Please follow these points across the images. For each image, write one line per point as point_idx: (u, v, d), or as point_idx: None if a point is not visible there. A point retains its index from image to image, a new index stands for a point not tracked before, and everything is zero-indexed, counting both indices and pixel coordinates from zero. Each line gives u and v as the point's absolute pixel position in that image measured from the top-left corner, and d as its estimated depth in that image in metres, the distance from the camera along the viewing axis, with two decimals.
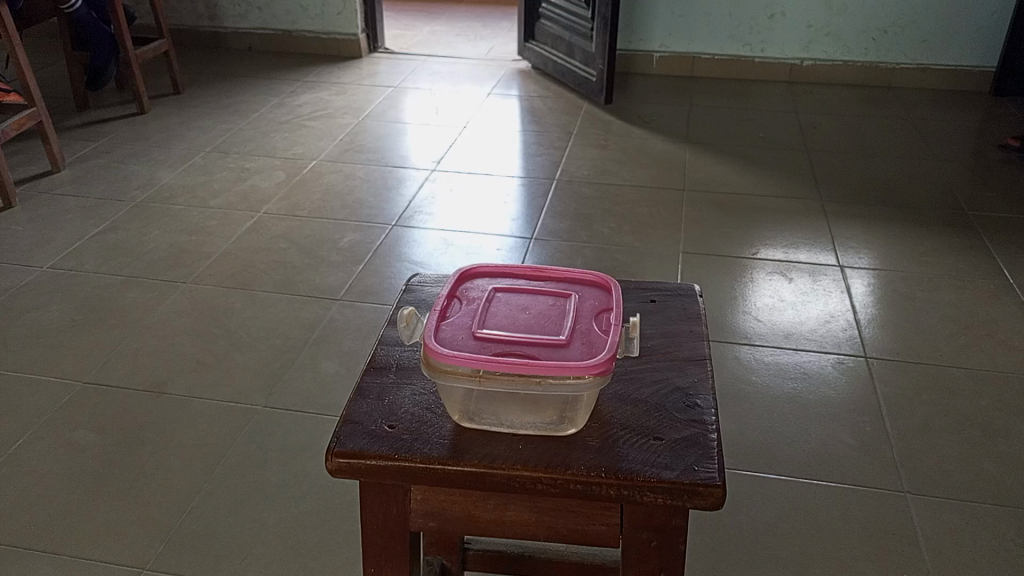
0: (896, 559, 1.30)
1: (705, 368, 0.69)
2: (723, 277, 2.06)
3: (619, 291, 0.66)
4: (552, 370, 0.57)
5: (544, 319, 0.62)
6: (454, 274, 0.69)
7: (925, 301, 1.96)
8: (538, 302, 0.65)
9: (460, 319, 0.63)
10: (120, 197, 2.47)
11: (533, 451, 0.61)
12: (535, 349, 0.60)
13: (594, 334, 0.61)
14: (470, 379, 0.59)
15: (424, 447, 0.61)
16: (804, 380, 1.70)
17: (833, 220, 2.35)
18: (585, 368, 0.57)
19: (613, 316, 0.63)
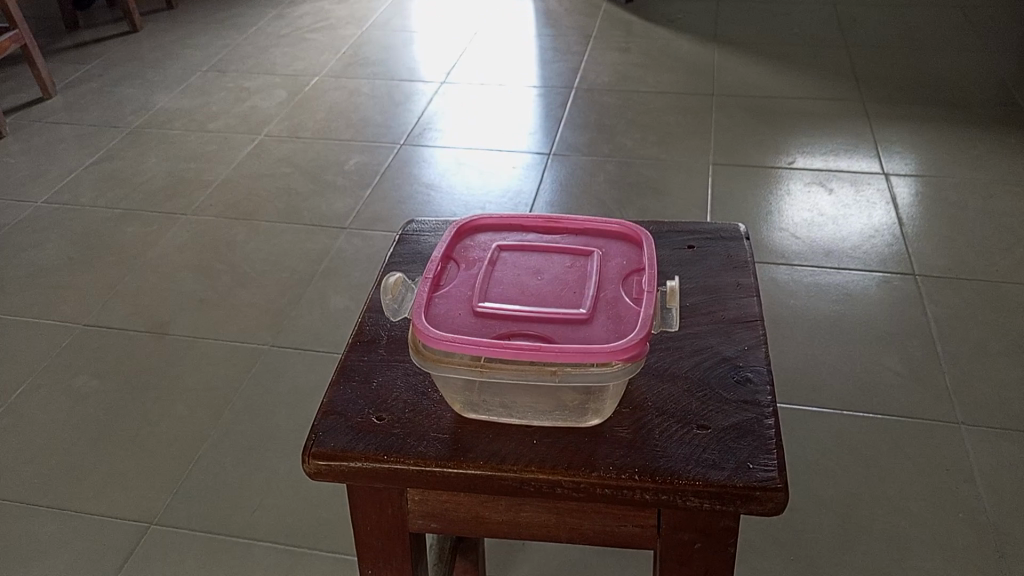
0: (950, 498, 1.21)
1: (757, 332, 0.58)
2: (753, 189, 1.92)
3: (652, 249, 0.54)
4: (572, 356, 0.46)
5: (560, 286, 0.51)
6: (451, 229, 0.57)
7: (978, 210, 1.81)
8: (553, 265, 0.53)
9: (456, 288, 0.52)
10: (115, 123, 2.34)
11: (549, 449, 0.50)
12: (548, 327, 0.49)
13: (622, 303, 0.50)
14: (469, 369, 0.48)
15: (419, 445, 0.51)
16: (846, 302, 1.57)
17: (876, 122, 2.17)
18: (610, 353, 0.46)
19: (645, 281, 0.51)
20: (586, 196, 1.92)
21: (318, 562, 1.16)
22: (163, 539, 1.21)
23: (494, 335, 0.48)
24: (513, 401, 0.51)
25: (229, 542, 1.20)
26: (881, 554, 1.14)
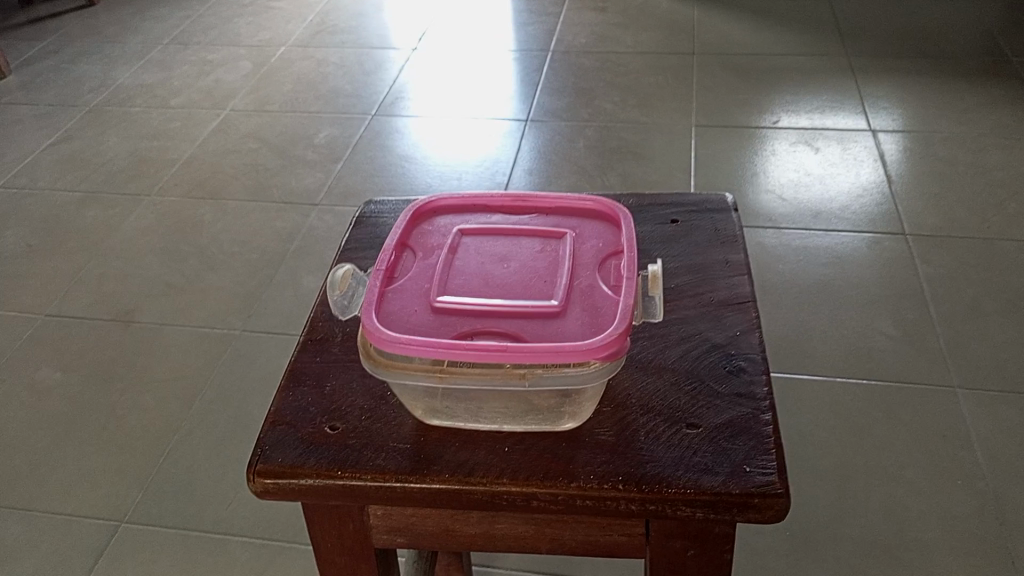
0: (947, 465, 1.17)
1: (749, 316, 0.53)
2: (737, 150, 1.86)
3: (631, 229, 0.51)
4: (541, 356, 0.43)
5: (530, 277, 0.48)
6: (411, 212, 0.55)
7: (967, 165, 1.76)
8: (521, 253, 0.51)
9: (413, 282, 0.49)
10: (73, 102, 2.25)
11: (522, 459, 0.45)
12: (517, 323, 0.46)
13: (599, 293, 0.47)
14: (427, 375, 0.44)
15: (376, 458, 0.46)
16: (835, 265, 1.53)
17: (861, 76, 2.11)
18: (585, 353, 0.43)
19: (624, 266, 0.49)
20: (565, 163, 1.85)
21: (296, 556, 1.12)
22: (134, 538, 1.15)
23: (455, 335, 0.45)
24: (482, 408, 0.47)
25: (202, 538, 1.15)
26: (879, 526, 1.11)
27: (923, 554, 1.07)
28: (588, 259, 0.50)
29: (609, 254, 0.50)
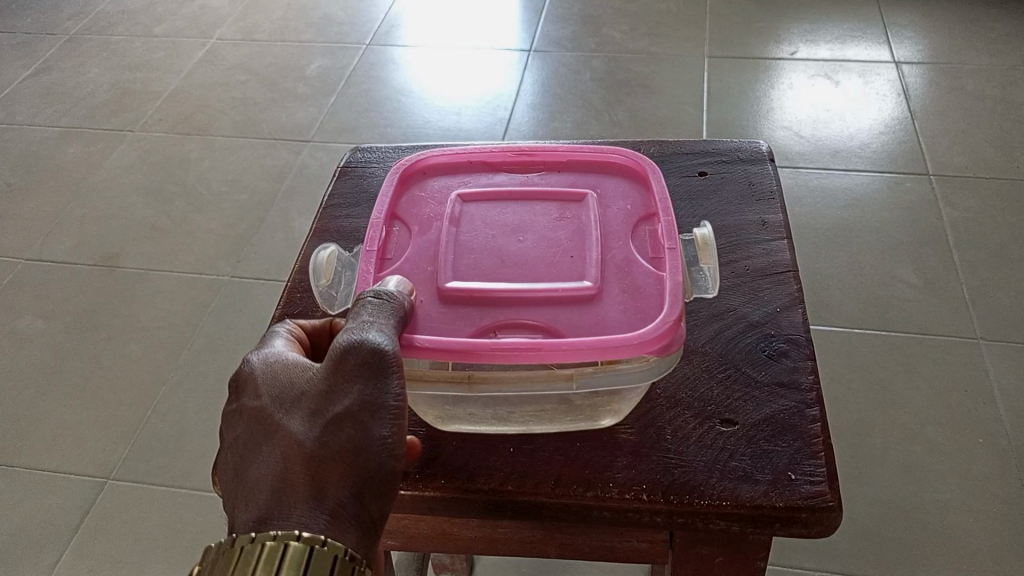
0: (968, 422, 1.12)
1: (788, 289, 0.53)
2: (752, 83, 1.76)
3: (664, 193, 0.51)
4: (586, 355, 0.43)
5: (554, 253, 0.48)
6: (401, 172, 0.55)
7: (995, 99, 1.67)
8: (540, 221, 0.51)
9: (417, 262, 0.49)
10: (51, 30, 2.13)
11: (543, 464, 0.45)
12: (551, 313, 0.45)
13: (637, 268, 0.47)
14: (454, 384, 0.44)
15: None
16: (855, 208, 1.45)
17: (884, 3, 1.99)
18: (636, 346, 0.43)
19: (662, 233, 0.49)
20: (569, 97, 1.75)
21: None
22: (121, 496, 1.11)
23: (474, 330, 0.45)
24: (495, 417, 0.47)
25: (193, 497, 1.10)
26: (896, 487, 1.06)
27: (941, 516, 1.03)
28: (619, 229, 0.50)
29: (640, 222, 0.51)
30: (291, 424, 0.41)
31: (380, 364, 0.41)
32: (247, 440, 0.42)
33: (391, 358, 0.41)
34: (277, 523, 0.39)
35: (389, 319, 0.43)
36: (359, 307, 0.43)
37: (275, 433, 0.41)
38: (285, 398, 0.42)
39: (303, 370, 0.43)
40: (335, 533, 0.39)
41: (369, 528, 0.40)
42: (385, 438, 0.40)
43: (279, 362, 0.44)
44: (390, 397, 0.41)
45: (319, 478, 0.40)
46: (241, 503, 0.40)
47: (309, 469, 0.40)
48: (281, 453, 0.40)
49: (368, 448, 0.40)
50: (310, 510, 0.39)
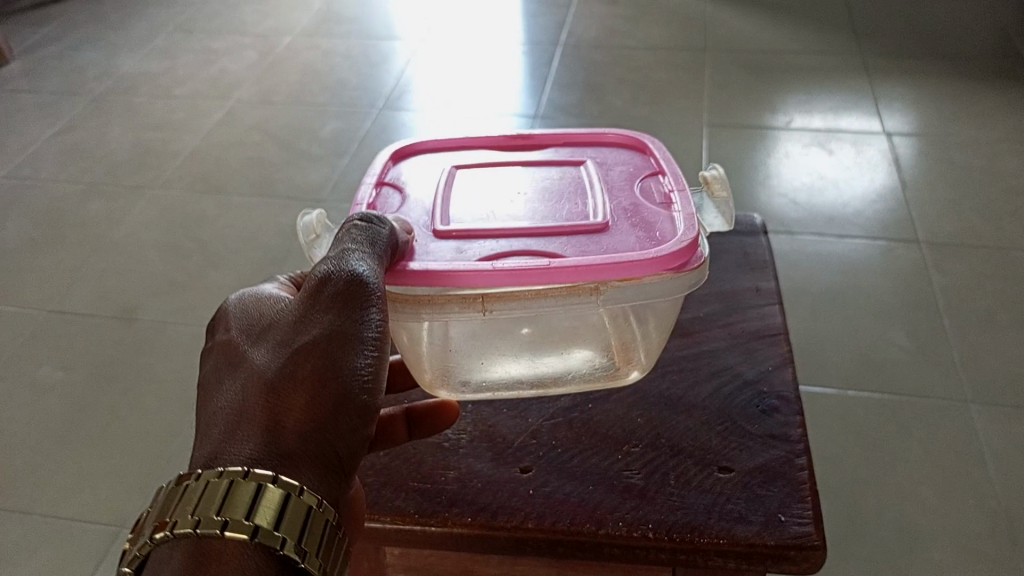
0: (960, 483, 1.16)
1: (778, 348, 0.62)
2: (749, 152, 1.83)
3: (662, 157, 0.65)
4: (606, 271, 0.54)
5: (563, 207, 0.60)
6: (399, 150, 0.69)
7: (983, 172, 1.73)
8: (553, 184, 0.64)
9: (434, 211, 0.61)
10: (76, 90, 2.22)
11: (563, 505, 0.52)
12: (568, 243, 0.57)
13: (642, 211, 0.60)
14: (475, 306, 0.55)
15: (420, 500, 0.53)
16: (848, 272, 1.51)
17: (875, 77, 2.08)
18: (666, 260, 0.54)
19: (662, 189, 0.62)
20: None
21: None
22: None
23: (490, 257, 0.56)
24: (490, 373, 0.61)
25: None
26: (891, 546, 1.09)
27: None
28: (623, 186, 0.63)
29: (641, 180, 0.64)
30: (256, 358, 0.46)
31: (355, 296, 0.47)
32: (214, 372, 0.47)
33: (361, 297, 0.47)
34: (231, 451, 0.43)
35: (371, 258, 0.50)
36: (342, 246, 0.50)
37: (242, 366, 0.46)
38: (256, 335, 0.48)
39: (275, 311, 0.49)
40: (296, 462, 0.43)
41: (337, 454, 0.45)
42: (358, 368, 0.45)
43: (254, 307, 0.50)
44: (363, 329, 0.46)
45: (281, 409, 0.44)
46: (202, 434, 0.45)
47: (269, 402, 0.44)
48: (245, 384, 0.45)
49: (337, 371, 0.45)
50: (269, 433, 0.44)
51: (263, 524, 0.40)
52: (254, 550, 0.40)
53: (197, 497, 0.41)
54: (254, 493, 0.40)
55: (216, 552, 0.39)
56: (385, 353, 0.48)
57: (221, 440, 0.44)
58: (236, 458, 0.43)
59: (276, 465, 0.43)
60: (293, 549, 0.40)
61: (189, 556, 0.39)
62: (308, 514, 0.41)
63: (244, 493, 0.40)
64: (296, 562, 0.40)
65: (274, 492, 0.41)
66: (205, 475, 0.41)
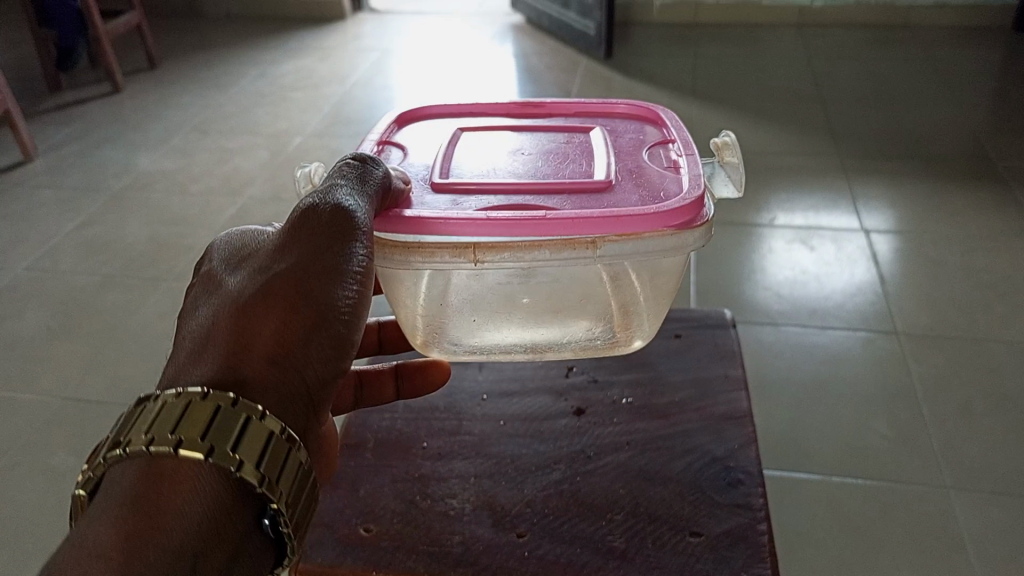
0: (941, 567, 1.20)
1: (744, 429, 0.70)
2: (736, 247, 1.93)
3: (672, 129, 0.77)
4: (606, 225, 0.63)
5: (571, 173, 0.72)
6: (415, 111, 0.84)
7: (958, 267, 1.83)
8: (566, 151, 0.76)
9: (448, 164, 0.74)
10: (96, 187, 2.34)
11: (553, 564, 0.60)
12: (573, 202, 0.68)
13: (645, 176, 0.71)
14: (468, 258, 0.64)
15: (423, 559, 0.61)
16: (831, 362, 1.58)
17: (854, 177, 2.21)
18: (667, 219, 0.64)
19: (664, 159, 0.74)
20: None
21: None
22: None
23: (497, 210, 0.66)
24: (491, 340, 0.72)
25: None
26: None
27: None
28: (629, 156, 0.75)
29: (648, 149, 0.76)
30: (242, 287, 0.55)
31: (333, 232, 0.55)
32: (208, 295, 0.57)
33: (343, 234, 0.56)
34: (197, 370, 0.51)
35: (358, 197, 0.59)
36: (331, 185, 0.58)
37: (230, 293, 0.55)
38: (247, 269, 0.57)
39: (264, 250, 0.58)
40: (258, 386, 0.51)
41: (300, 376, 0.53)
42: (339, 300, 0.55)
43: (248, 247, 0.59)
44: (345, 265, 0.55)
45: (256, 334, 0.52)
46: (184, 352, 0.53)
47: (244, 328, 0.53)
48: (226, 308, 0.54)
49: (307, 300, 0.54)
50: (234, 354, 0.52)
51: (219, 446, 0.46)
52: (209, 469, 0.46)
53: (149, 422, 0.46)
54: (210, 416, 0.47)
55: (170, 471, 0.45)
56: (366, 285, 0.56)
57: (188, 361, 0.52)
58: (195, 379, 0.51)
59: (233, 388, 0.51)
60: (247, 471, 0.46)
61: (143, 470, 0.45)
62: (267, 438, 0.48)
63: (201, 416, 0.47)
64: (252, 484, 0.46)
65: (228, 417, 0.47)
66: (164, 395, 0.47)
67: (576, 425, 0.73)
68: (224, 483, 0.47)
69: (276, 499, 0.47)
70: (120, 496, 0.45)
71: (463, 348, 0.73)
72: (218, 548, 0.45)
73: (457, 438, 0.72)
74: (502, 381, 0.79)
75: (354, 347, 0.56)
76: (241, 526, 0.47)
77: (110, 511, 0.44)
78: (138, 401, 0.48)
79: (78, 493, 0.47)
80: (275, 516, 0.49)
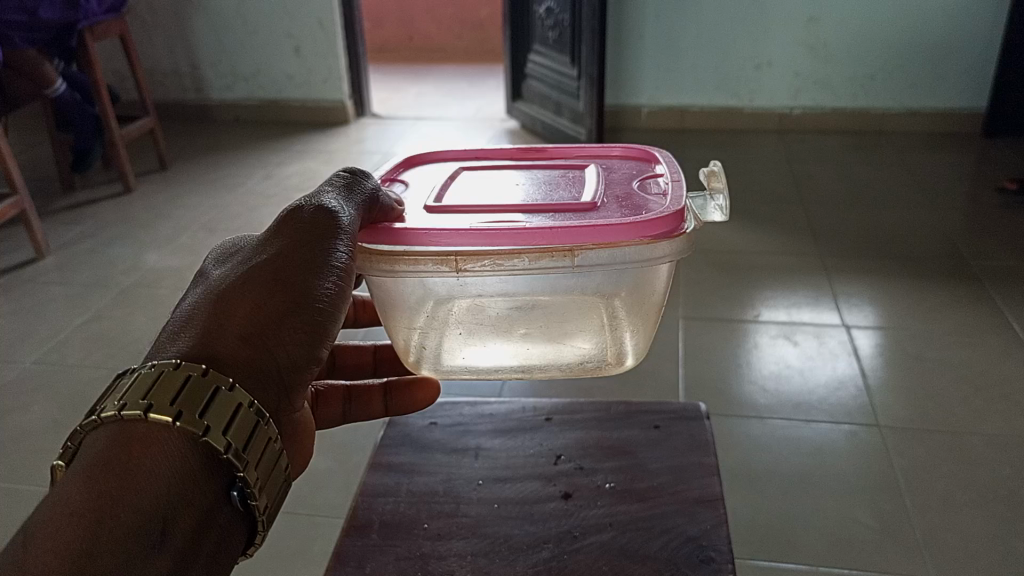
0: None
1: (716, 511, 0.75)
2: (723, 343, 2.00)
3: (669, 164, 0.78)
4: (584, 234, 0.65)
5: (562, 194, 0.74)
6: (421, 154, 0.85)
7: (935, 361, 1.90)
8: (560, 180, 0.78)
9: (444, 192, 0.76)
10: (106, 283, 2.42)
11: None
12: (560, 217, 0.70)
13: (632, 201, 0.73)
14: (451, 266, 0.65)
15: None
16: (816, 455, 1.62)
17: (835, 275, 2.31)
18: (643, 229, 0.66)
19: (653, 188, 0.75)
20: None
21: None
22: None
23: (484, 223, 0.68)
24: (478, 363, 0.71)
25: None
26: None
27: None
28: (621, 185, 0.76)
29: (639, 182, 0.77)
30: (224, 275, 0.55)
31: (313, 228, 0.56)
32: (190, 286, 0.57)
33: (327, 227, 0.57)
34: (171, 346, 0.50)
35: (344, 205, 0.60)
36: (317, 193, 0.60)
37: (211, 281, 0.55)
38: (230, 261, 0.57)
39: (249, 244, 0.59)
40: (231, 361, 0.50)
41: (273, 357, 0.51)
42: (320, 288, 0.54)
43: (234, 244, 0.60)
44: (327, 256, 0.56)
45: (233, 311, 0.52)
46: (159, 331, 0.52)
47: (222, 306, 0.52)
48: (206, 291, 0.54)
49: (283, 284, 0.53)
50: (209, 332, 0.51)
51: (187, 410, 0.45)
52: (177, 434, 0.45)
53: (124, 389, 0.46)
54: (180, 385, 0.46)
55: (139, 434, 0.44)
56: (349, 276, 0.56)
57: (162, 340, 0.51)
58: (169, 352, 0.49)
59: (205, 362, 0.49)
60: (215, 437, 0.45)
61: (113, 437, 0.44)
62: (236, 410, 0.47)
63: (170, 384, 0.46)
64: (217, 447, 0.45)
65: (198, 385, 0.46)
66: (138, 369, 0.47)
67: (564, 508, 0.78)
68: (193, 450, 0.45)
69: (244, 468, 0.46)
70: (87, 462, 0.43)
71: (455, 371, 0.72)
72: (186, 514, 0.44)
73: (454, 520, 0.77)
74: (496, 468, 0.84)
75: (333, 335, 0.55)
76: (211, 495, 0.45)
77: (75, 474, 0.43)
78: (117, 378, 0.48)
79: (56, 465, 0.45)
80: (245, 488, 0.47)
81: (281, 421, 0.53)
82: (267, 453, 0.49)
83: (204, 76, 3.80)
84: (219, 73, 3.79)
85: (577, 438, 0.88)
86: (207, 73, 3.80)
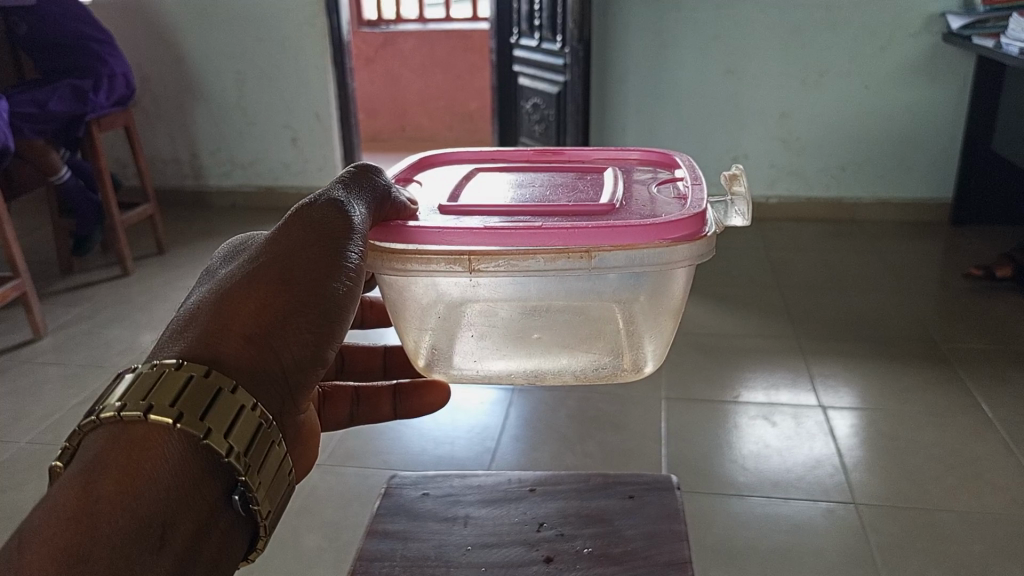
0: None
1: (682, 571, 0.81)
2: (707, 424, 2.06)
3: (690, 170, 0.85)
4: (602, 235, 0.70)
5: (577, 199, 0.80)
6: (433, 155, 0.93)
7: (909, 441, 1.96)
8: (577, 185, 0.84)
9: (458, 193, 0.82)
10: (101, 363, 2.47)
11: None
12: (578, 217, 0.75)
13: (646, 206, 0.79)
14: (464, 265, 0.70)
15: None
16: (795, 532, 1.67)
17: (812, 358, 2.39)
18: (661, 231, 0.71)
19: (667, 195, 0.81)
20: (548, 431, 2.04)
21: None
22: None
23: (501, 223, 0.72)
24: (489, 368, 0.76)
25: None
26: None
27: None
28: (634, 193, 0.82)
29: (652, 189, 0.83)
30: (231, 270, 0.57)
31: (321, 227, 0.58)
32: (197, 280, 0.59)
33: (334, 228, 0.59)
34: (176, 344, 0.52)
35: (353, 204, 0.63)
36: (327, 190, 0.62)
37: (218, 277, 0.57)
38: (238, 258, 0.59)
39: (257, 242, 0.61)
40: (233, 363, 0.52)
41: (278, 359, 0.54)
42: (328, 288, 0.56)
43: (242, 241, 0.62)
44: (336, 257, 0.58)
45: (239, 310, 0.53)
46: (165, 328, 0.54)
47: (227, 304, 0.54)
48: (212, 289, 0.56)
49: (290, 282, 0.55)
50: (211, 333, 0.52)
51: (189, 411, 0.47)
52: (176, 437, 0.47)
53: (128, 386, 0.48)
54: (181, 386, 0.48)
55: (141, 435, 0.46)
56: (356, 280, 0.58)
57: (165, 339, 0.52)
58: (171, 352, 0.51)
59: (208, 363, 0.51)
60: (215, 439, 0.47)
61: (111, 438, 0.46)
62: (237, 413, 0.49)
63: (172, 385, 0.48)
64: (220, 451, 0.48)
65: (200, 386, 0.48)
66: (137, 369, 0.49)
67: (545, 570, 0.84)
68: (194, 453, 0.47)
69: (244, 472, 0.49)
70: (86, 462, 0.46)
71: (467, 372, 0.76)
72: (184, 519, 0.47)
73: None
74: (484, 534, 0.90)
75: (338, 336, 0.57)
76: (210, 497, 0.48)
77: (77, 475, 0.45)
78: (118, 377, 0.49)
79: (55, 465, 0.48)
80: (246, 492, 0.49)
81: (287, 422, 0.56)
82: (269, 454, 0.51)
83: (203, 164, 3.94)
84: (217, 161, 3.93)
85: (558, 508, 0.94)
86: (206, 162, 3.94)
